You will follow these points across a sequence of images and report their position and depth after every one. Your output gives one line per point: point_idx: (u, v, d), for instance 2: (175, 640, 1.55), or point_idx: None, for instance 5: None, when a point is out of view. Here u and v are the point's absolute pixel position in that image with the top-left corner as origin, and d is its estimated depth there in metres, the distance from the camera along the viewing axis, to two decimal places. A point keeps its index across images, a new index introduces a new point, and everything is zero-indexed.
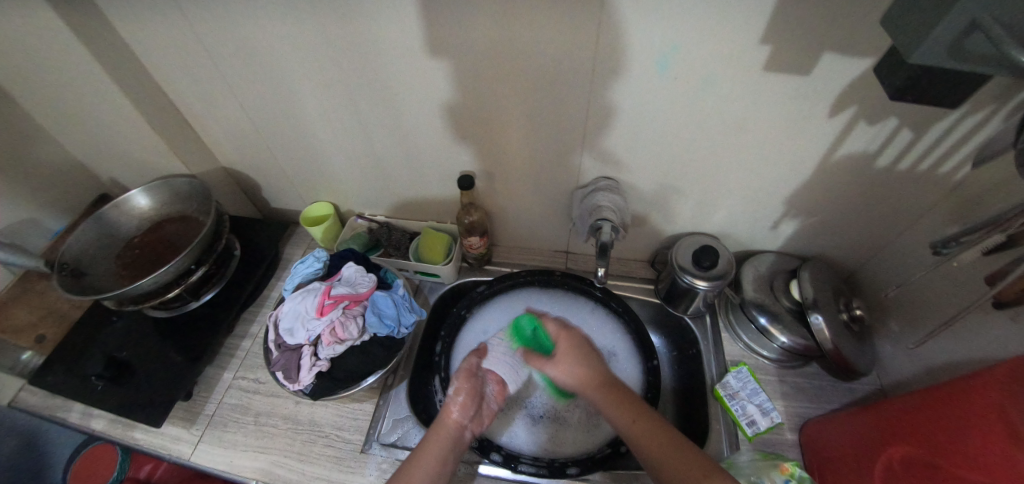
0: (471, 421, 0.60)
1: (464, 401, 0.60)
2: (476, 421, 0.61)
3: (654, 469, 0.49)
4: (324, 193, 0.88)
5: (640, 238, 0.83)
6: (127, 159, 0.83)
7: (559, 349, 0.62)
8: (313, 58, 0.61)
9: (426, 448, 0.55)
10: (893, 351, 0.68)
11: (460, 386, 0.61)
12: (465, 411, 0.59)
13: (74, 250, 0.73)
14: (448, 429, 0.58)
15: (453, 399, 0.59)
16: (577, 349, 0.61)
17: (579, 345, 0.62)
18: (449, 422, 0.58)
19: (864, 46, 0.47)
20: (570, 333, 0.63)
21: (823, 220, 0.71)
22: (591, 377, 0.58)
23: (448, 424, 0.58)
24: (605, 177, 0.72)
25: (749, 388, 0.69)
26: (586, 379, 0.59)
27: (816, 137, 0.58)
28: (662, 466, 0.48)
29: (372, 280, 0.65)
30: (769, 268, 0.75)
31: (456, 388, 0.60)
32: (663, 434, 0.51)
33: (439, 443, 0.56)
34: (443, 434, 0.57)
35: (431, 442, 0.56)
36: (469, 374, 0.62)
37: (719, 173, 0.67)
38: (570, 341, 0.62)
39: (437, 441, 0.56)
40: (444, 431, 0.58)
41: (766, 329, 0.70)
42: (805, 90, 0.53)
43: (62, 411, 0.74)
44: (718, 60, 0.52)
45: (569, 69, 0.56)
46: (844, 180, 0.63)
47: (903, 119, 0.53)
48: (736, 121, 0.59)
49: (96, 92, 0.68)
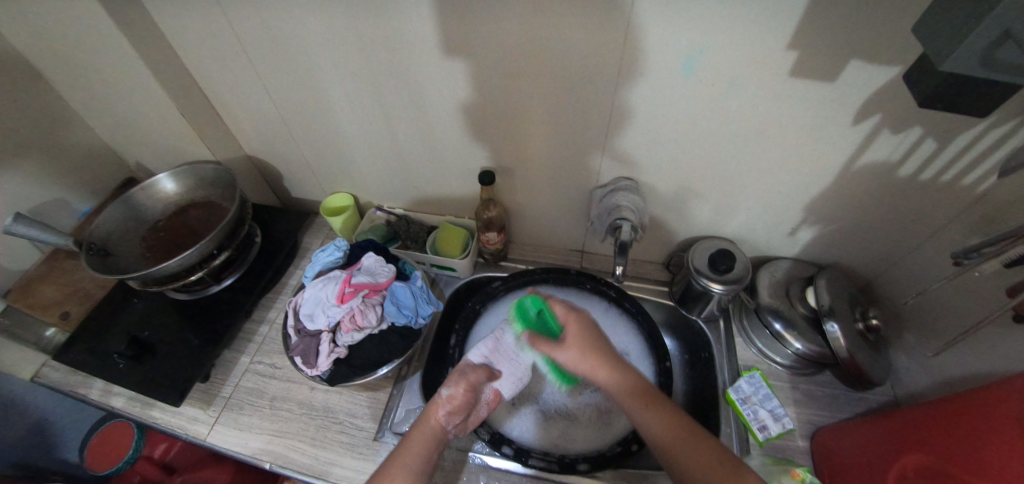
0: (455, 427, 0.59)
1: (455, 407, 0.58)
2: (460, 426, 0.60)
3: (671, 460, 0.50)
4: (345, 184, 0.90)
5: (655, 240, 0.83)
6: (155, 144, 0.85)
7: (569, 334, 0.62)
8: (343, 51, 0.62)
9: (407, 445, 0.55)
10: (908, 362, 0.67)
11: (457, 390, 0.59)
12: (451, 417, 0.58)
13: (102, 231, 0.76)
14: (431, 427, 0.57)
15: (443, 398, 0.58)
16: (586, 334, 0.61)
17: (588, 330, 0.62)
18: (433, 422, 0.57)
19: (892, 55, 0.47)
20: (579, 317, 0.63)
21: (841, 228, 0.71)
22: (602, 363, 0.59)
23: (432, 422, 0.57)
24: (625, 178, 0.72)
25: (761, 393, 0.69)
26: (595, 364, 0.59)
27: (838, 144, 0.58)
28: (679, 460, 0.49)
29: (391, 271, 0.66)
30: (785, 274, 0.76)
31: (450, 390, 0.59)
32: (679, 424, 0.52)
33: (421, 441, 0.56)
34: (425, 432, 0.56)
35: (415, 438, 0.56)
36: (469, 380, 0.61)
37: (739, 178, 0.67)
38: (579, 323, 0.62)
39: (421, 436, 0.56)
40: (427, 429, 0.57)
41: (781, 334, 0.70)
42: (829, 97, 0.53)
43: (83, 388, 0.76)
44: (744, 65, 0.52)
45: (594, 69, 0.57)
46: (865, 188, 0.63)
47: (928, 129, 0.53)
48: (759, 125, 0.59)
49: (130, 78, 0.70)
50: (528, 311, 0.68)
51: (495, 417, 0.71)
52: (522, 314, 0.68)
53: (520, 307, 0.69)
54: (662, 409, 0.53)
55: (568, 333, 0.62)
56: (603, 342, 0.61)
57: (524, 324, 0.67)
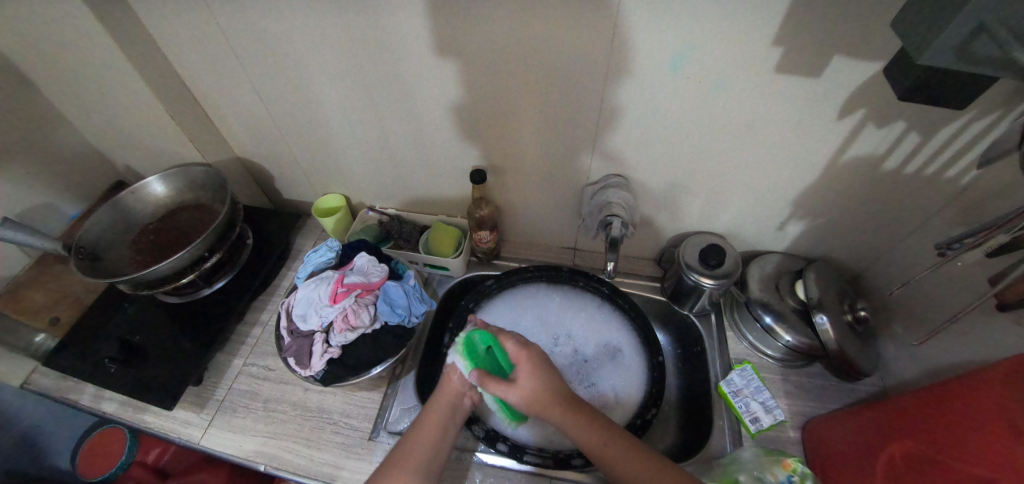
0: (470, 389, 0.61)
1: (465, 370, 0.60)
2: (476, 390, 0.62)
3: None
4: (336, 185, 0.90)
5: (647, 236, 0.84)
6: (144, 147, 0.85)
7: (522, 372, 0.59)
8: (331, 51, 0.62)
9: (421, 427, 0.58)
10: (896, 353, 0.68)
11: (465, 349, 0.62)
12: (465, 380, 0.60)
13: (91, 235, 0.75)
14: (447, 399, 0.60)
15: (455, 367, 0.60)
16: (537, 369, 0.59)
17: (542, 368, 0.59)
18: (450, 390, 0.60)
19: (872, 50, 0.48)
20: (530, 353, 0.60)
21: (829, 222, 0.72)
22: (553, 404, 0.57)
23: (447, 393, 0.60)
24: (616, 175, 0.73)
25: (753, 386, 0.69)
26: (542, 403, 0.57)
27: (824, 139, 0.59)
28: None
29: (384, 270, 0.66)
30: (775, 268, 0.76)
31: (460, 356, 0.61)
32: (634, 458, 0.53)
33: (437, 416, 0.59)
34: (441, 406, 0.59)
35: (429, 414, 0.59)
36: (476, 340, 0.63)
37: (727, 174, 0.68)
38: (530, 361, 0.59)
39: (437, 411, 0.59)
40: (445, 399, 0.60)
41: (771, 328, 0.71)
42: (814, 92, 0.54)
43: (73, 393, 0.75)
44: (730, 61, 0.53)
45: (583, 67, 0.57)
46: (852, 182, 0.64)
47: (912, 123, 0.54)
48: (746, 121, 0.59)
49: (117, 81, 0.69)
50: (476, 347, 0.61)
51: (489, 414, 0.71)
52: (471, 348, 0.61)
53: (467, 340, 0.60)
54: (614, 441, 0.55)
55: (518, 372, 0.59)
56: (556, 380, 0.59)
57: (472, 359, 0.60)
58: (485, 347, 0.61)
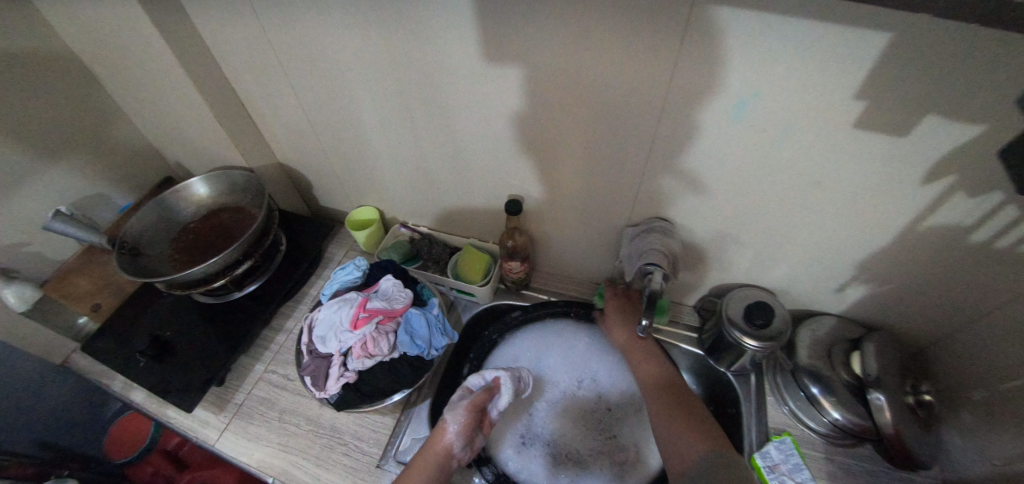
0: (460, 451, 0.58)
1: (460, 430, 0.58)
2: (466, 452, 0.59)
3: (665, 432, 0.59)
4: (372, 197, 0.89)
5: (687, 282, 0.79)
6: (194, 147, 0.87)
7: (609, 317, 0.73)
8: (378, 69, 0.61)
9: (410, 472, 0.55)
10: (964, 445, 0.61)
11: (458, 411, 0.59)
12: (458, 439, 0.58)
13: (136, 231, 0.77)
14: (439, 454, 0.57)
15: (451, 425, 0.58)
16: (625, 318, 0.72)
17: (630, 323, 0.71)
18: (439, 448, 0.57)
19: (979, 115, 0.42)
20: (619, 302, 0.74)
21: (897, 290, 0.65)
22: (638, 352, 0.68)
23: (437, 449, 0.57)
24: (660, 217, 0.68)
25: (792, 463, 0.63)
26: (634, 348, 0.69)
27: (903, 202, 0.53)
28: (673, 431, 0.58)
29: (407, 297, 0.64)
30: (829, 333, 0.70)
31: (456, 414, 0.59)
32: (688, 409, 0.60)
33: (425, 468, 0.55)
34: (431, 460, 0.56)
35: (418, 465, 0.56)
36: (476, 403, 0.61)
37: (784, 228, 0.62)
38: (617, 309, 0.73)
39: (424, 464, 0.56)
40: (432, 456, 0.57)
41: (817, 399, 0.65)
42: (898, 154, 0.48)
43: (107, 379, 0.78)
44: (803, 112, 0.47)
45: (635, 105, 0.54)
46: (931, 251, 0.57)
47: (1013, 195, 0.47)
48: (812, 176, 0.54)
49: (173, 84, 0.71)
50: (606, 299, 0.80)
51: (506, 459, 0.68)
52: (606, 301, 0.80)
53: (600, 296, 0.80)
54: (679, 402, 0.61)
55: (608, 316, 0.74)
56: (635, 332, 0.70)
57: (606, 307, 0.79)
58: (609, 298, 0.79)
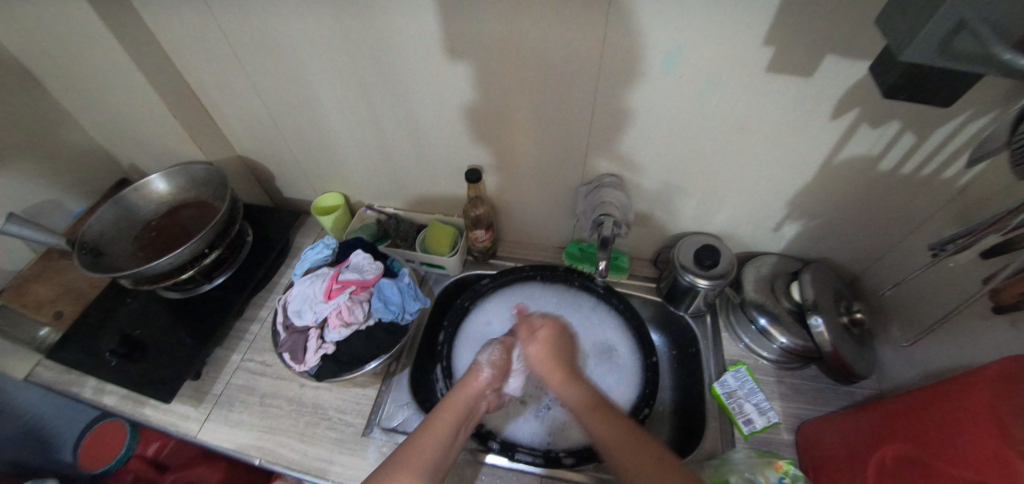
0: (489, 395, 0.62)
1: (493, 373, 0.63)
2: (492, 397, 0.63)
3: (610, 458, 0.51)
4: (335, 183, 0.90)
5: (643, 236, 0.84)
6: (149, 145, 0.86)
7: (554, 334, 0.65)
8: (329, 51, 0.62)
9: (444, 411, 0.57)
10: (893, 354, 0.68)
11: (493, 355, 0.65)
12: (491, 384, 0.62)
13: (95, 231, 0.76)
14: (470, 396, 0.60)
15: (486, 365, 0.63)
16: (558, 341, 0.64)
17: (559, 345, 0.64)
18: (470, 391, 0.60)
19: (866, 49, 0.48)
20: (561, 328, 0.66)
21: (825, 223, 0.72)
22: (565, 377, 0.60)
23: (468, 392, 0.60)
24: (611, 175, 0.73)
25: (747, 387, 0.69)
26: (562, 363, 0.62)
27: (819, 138, 0.59)
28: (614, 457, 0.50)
29: (378, 268, 0.67)
30: (771, 269, 0.76)
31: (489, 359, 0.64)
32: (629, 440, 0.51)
33: (457, 408, 0.58)
34: (460, 404, 0.58)
35: (450, 406, 0.58)
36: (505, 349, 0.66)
37: (721, 174, 0.68)
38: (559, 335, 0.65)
39: (454, 406, 0.58)
40: (463, 396, 0.60)
41: (766, 329, 0.71)
42: (807, 93, 0.53)
43: (75, 386, 0.76)
44: (722, 60, 0.52)
45: (575, 68, 0.57)
46: (849, 182, 0.64)
47: (907, 123, 0.54)
48: (738, 121, 0.59)
49: (121, 80, 0.71)
50: (578, 254, 0.86)
51: (495, 422, 0.73)
52: (576, 258, 0.86)
53: (570, 255, 0.86)
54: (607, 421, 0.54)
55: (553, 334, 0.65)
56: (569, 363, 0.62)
57: (584, 262, 0.86)
58: (580, 250, 0.86)
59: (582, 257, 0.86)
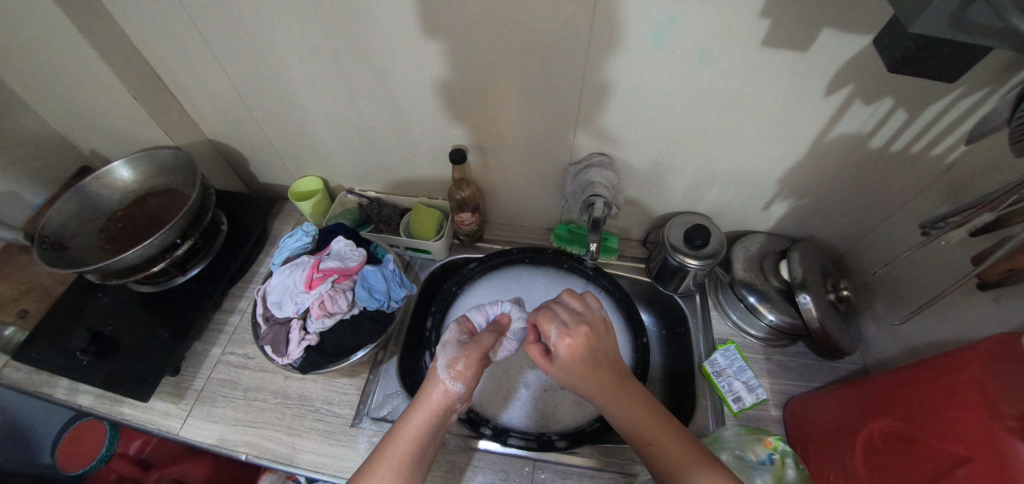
0: (461, 401, 0.55)
1: (465, 370, 0.53)
2: (466, 398, 0.56)
3: (654, 465, 0.48)
4: (313, 167, 0.87)
5: (633, 217, 0.83)
6: (111, 131, 0.81)
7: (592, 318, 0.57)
8: (300, 26, 0.58)
9: (402, 431, 0.51)
10: (876, 330, 0.69)
11: (472, 359, 0.54)
12: (460, 395, 0.54)
13: (55, 225, 0.72)
14: (432, 409, 0.52)
15: (454, 368, 0.53)
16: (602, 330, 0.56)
17: (605, 338, 0.56)
18: (434, 401, 0.53)
19: (865, 22, 0.46)
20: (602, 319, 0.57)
21: (812, 201, 0.72)
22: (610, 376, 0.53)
23: (431, 403, 0.53)
24: (600, 153, 0.71)
25: (736, 365, 0.70)
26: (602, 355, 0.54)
27: (812, 115, 0.57)
28: (660, 458, 0.48)
29: (361, 255, 0.65)
30: (760, 248, 0.76)
31: (462, 360, 0.54)
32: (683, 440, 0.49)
33: (419, 423, 0.51)
34: (425, 413, 0.52)
35: (410, 422, 0.51)
36: (483, 350, 0.55)
37: (712, 152, 0.66)
38: (601, 327, 0.56)
39: (416, 418, 0.52)
40: (427, 408, 0.52)
41: (755, 307, 0.71)
42: (802, 68, 0.52)
43: (46, 387, 0.72)
44: (718, 32, 0.50)
45: (564, 42, 0.54)
46: (839, 160, 0.63)
47: (900, 99, 0.53)
48: (732, 98, 0.57)
49: (73, 59, 0.65)
50: (567, 236, 0.85)
51: (487, 408, 0.72)
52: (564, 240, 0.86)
53: (558, 237, 0.86)
54: (666, 430, 0.49)
55: (594, 317, 0.57)
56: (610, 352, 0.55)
57: (573, 243, 0.85)
58: (568, 232, 0.85)
59: (570, 239, 0.86)
